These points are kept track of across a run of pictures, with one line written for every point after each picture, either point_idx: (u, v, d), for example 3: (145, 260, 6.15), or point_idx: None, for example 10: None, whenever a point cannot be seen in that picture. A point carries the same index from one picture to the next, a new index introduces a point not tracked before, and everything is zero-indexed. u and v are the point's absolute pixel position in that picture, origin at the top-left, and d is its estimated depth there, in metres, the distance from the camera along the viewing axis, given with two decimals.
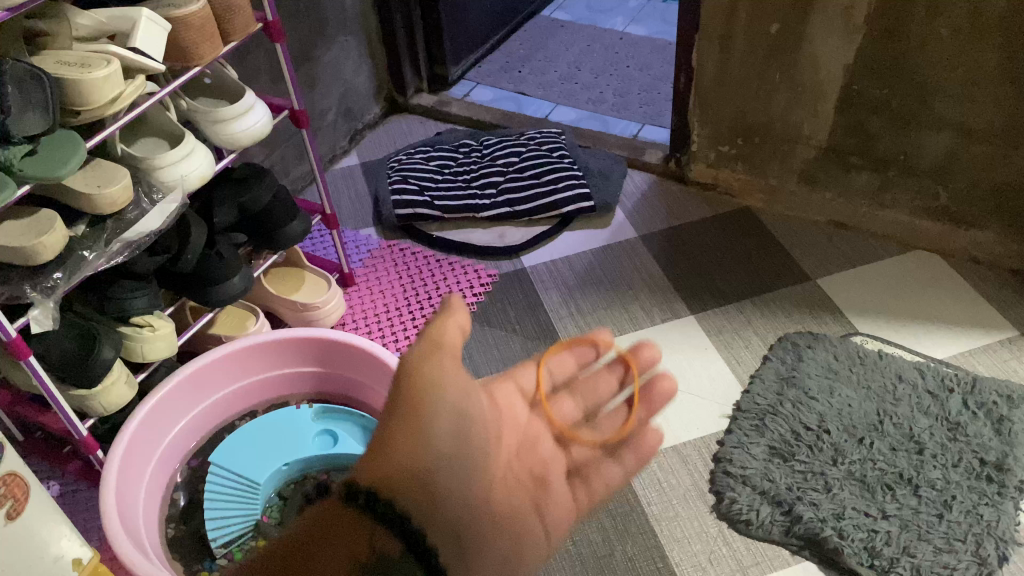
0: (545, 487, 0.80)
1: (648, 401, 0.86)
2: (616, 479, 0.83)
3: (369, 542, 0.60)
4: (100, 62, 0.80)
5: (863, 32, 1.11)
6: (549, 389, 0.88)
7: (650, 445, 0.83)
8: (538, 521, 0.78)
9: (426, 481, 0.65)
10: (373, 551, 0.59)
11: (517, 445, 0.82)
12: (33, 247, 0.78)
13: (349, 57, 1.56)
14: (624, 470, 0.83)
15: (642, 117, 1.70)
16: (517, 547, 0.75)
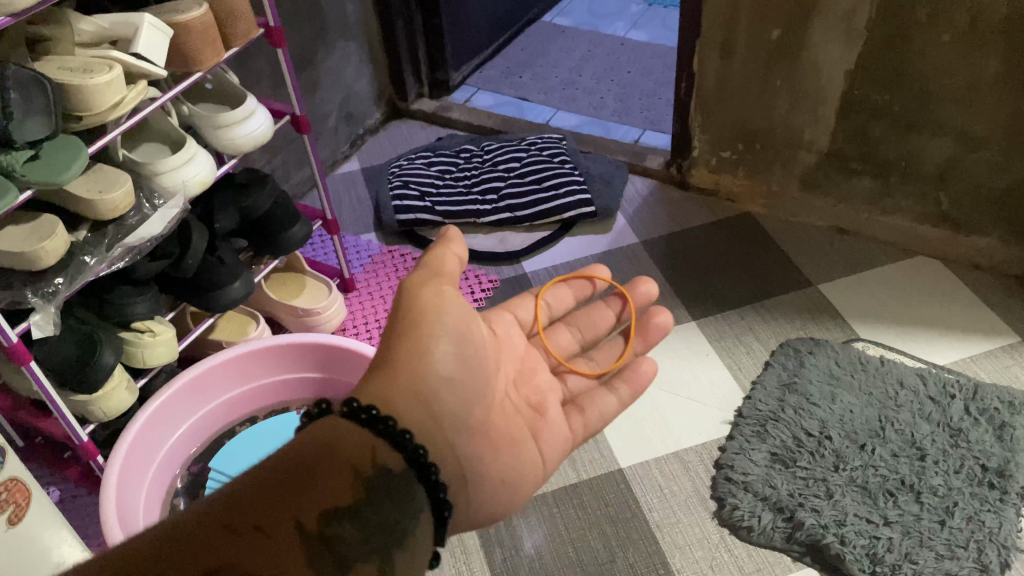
0: (544, 414, 0.80)
1: (644, 333, 0.92)
2: (613, 408, 0.83)
3: (371, 452, 0.56)
4: (102, 67, 0.80)
5: (863, 38, 1.11)
6: (549, 322, 0.94)
7: (644, 377, 0.85)
8: (537, 449, 0.76)
9: (428, 392, 0.66)
10: (376, 461, 0.55)
11: (517, 373, 0.84)
12: (34, 253, 0.78)
13: (350, 62, 1.56)
14: (620, 399, 0.83)
15: (643, 122, 1.70)
16: (515, 470, 0.72)
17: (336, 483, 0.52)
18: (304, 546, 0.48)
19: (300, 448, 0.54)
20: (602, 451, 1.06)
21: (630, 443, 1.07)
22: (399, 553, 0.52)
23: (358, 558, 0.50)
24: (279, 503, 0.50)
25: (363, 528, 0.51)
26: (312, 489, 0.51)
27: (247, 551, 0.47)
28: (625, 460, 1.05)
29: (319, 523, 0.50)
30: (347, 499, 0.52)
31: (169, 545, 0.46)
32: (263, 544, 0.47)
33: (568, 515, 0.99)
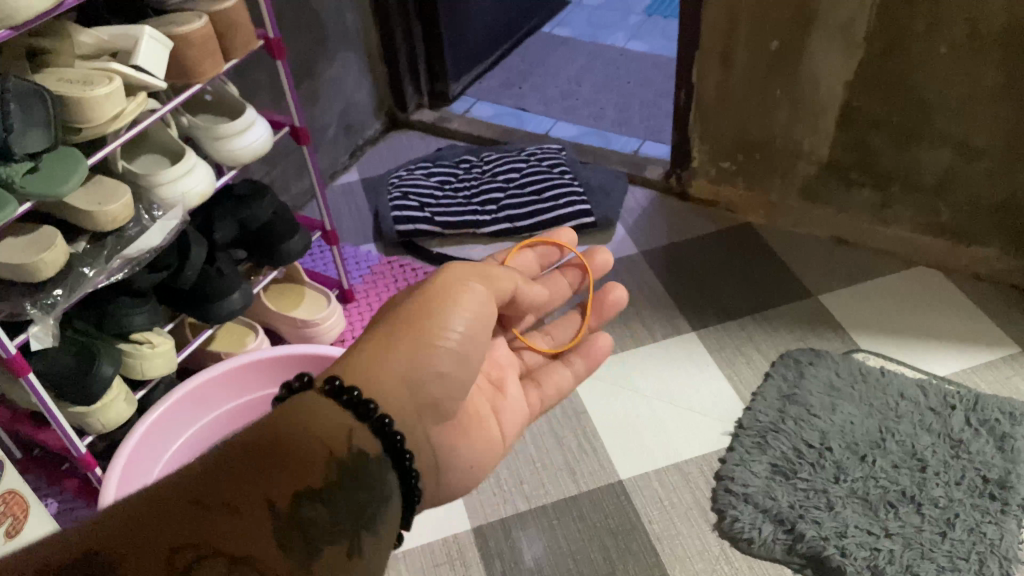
0: (503, 390, 0.75)
1: (599, 311, 0.90)
2: (567, 382, 0.82)
3: (347, 435, 0.53)
4: (102, 79, 0.80)
5: (862, 48, 1.12)
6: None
7: (599, 352, 0.84)
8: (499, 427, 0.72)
9: (421, 380, 0.60)
10: (352, 445, 0.53)
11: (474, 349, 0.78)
12: (33, 265, 0.78)
13: (350, 73, 1.56)
14: (574, 372, 0.83)
15: (643, 133, 1.70)
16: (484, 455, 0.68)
17: (311, 463, 0.50)
18: (276, 528, 0.46)
19: (275, 425, 0.51)
20: (601, 463, 1.06)
21: (629, 455, 1.06)
22: (367, 539, 0.50)
23: (327, 539, 0.48)
24: (251, 481, 0.47)
25: (333, 511, 0.49)
26: (285, 468, 0.49)
27: (219, 531, 0.45)
28: (624, 471, 1.05)
29: (292, 505, 0.47)
30: (321, 481, 0.49)
31: (138, 522, 0.44)
32: (233, 522, 0.45)
33: (567, 527, 0.99)
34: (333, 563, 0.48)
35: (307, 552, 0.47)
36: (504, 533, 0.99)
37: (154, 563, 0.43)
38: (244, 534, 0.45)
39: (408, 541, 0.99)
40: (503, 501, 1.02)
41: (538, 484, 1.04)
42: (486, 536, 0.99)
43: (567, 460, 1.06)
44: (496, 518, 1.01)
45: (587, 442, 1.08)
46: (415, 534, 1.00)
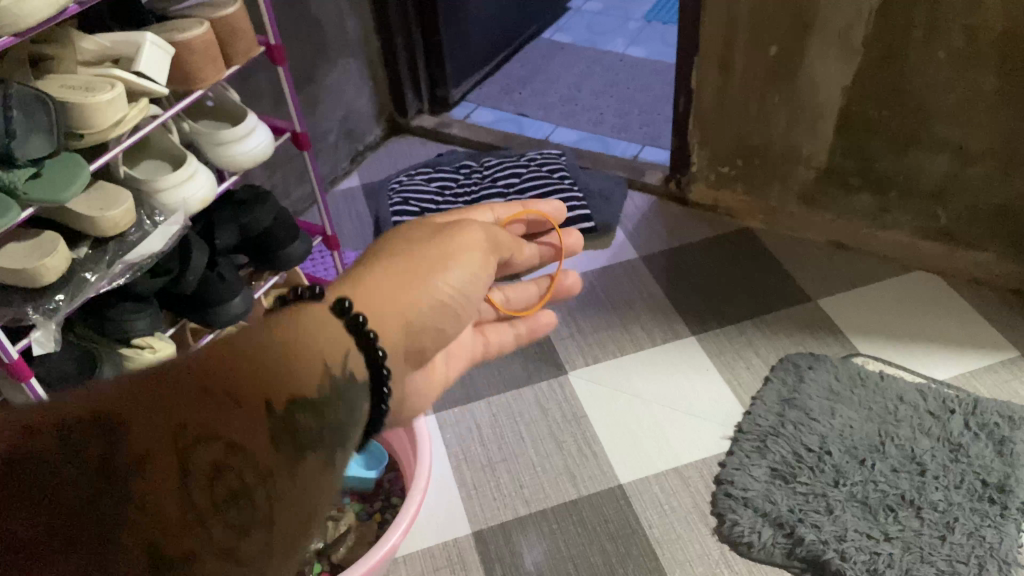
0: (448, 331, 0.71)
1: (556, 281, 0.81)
2: (508, 342, 0.76)
3: (344, 355, 0.50)
4: (104, 86, 0.81)
5: (860, 54, 1.12)
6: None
7: (546, 321, 0.77)
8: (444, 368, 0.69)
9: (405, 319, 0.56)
10: (346, 364, 0.49)
11: None
12: (35, 269, 0.78)
13: (351, 79, 1.57)
14: (516, 334, 0.76)
15: (642, 138, 1.71)
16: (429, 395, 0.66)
17: (308, 373, 0.47)
18: (269, 427, 0.43)
19: (278, 331, 0.48)
20: (601, 468, 1.06)
21: (629, 459, 1.07)
22: (343, 458, 0.46)
23: (313, 445, 0.45)
24: (253, 375, 0.44)
25: (321, 420, 0.46)
26: (283, 371, 0.45)
27: (217, 418, 0.42)
28: (624, 475, 1.05)
29: (287, 407, 0.44)
30: (313, 391, 0.46)
31: (138, 396, 0.41)
32: (231, 412, 0.42)
33: (567, 532, 0.99)
34: (313, 472, 0.44)
35: (291, 457, 0.43)
36: (504, 537, 0.99)
37: (149, 439, 0.40)
38: (240, 426, 0.42)
39: (408, 546, 0.99)
40: (503, 506, 1.03)
41: (538, 488, 1.04)
42: (486, 540, 0.99)
43: (567, 464, 1.07)
44: (496, 522, 1.01)
45: (586, 446, 1.09)
46: (415, 540, 1.00)
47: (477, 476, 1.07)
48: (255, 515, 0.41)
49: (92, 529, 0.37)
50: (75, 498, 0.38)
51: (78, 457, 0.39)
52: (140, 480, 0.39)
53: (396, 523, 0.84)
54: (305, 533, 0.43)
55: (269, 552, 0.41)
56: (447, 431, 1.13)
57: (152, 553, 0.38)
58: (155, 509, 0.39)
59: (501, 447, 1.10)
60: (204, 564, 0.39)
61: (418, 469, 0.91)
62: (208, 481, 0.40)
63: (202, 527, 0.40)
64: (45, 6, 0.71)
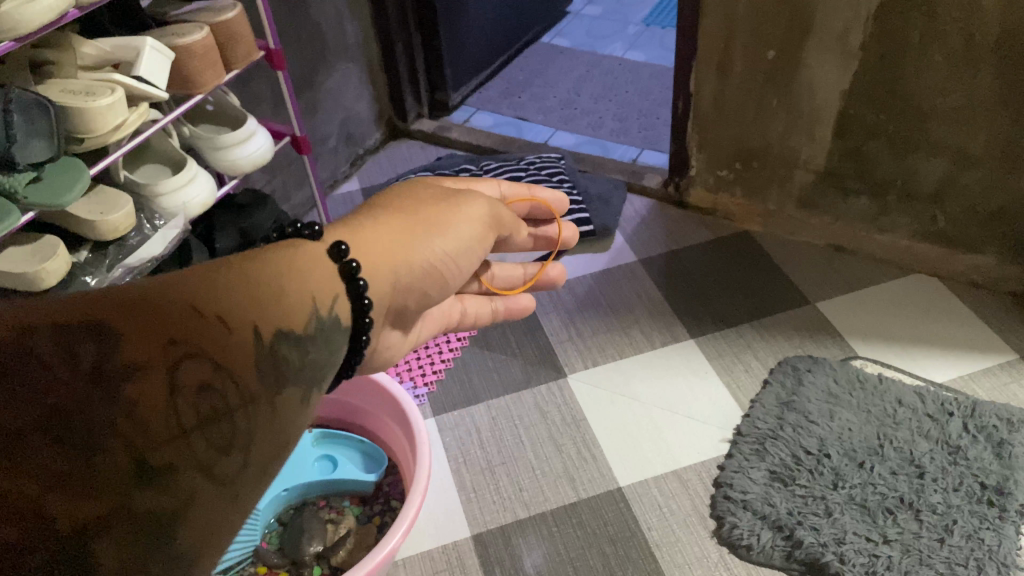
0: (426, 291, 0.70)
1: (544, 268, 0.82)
2: (484, 316, 0.75)
3: (332, 300, 0.48)
4: (104, 91, 0.81)
5: (858, 58, 1.12)
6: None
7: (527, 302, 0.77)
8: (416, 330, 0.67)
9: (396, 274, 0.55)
10: (332, 310, 0.48)
11: None
12: (36, 273, 0.78)
13: (350, 83, 1.57)
14: (494, 310, 0.76)
15: (641, 142, 1.71)
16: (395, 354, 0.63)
17: (297, 309, 0.45)
18: (255, 356, 0.41)
19: (267, 261, 0.46)
20: (601, 471, 1.06)
21: (628, 462, 1.07)
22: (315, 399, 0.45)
23: (293, 379, 0.43)
24: (246, 301, 0.41)
25: (303, 354, 0.44)
26: (272, 304, 0.43)
27: (211, 336, 0.39)
28: (624, 478, 1.05)
29: (273, 340, 0.42)
30: (299, 328, 0.45)
31: (128, 301, 0.37)
32: (224, 336, 0.39)
33: (567, 535, 0.99)
34: (291, 407, 0.43)
35: (272, 390, 0.41)
36: (504, 540, 0.99)
37: (141, 346, 0.36)
38: (229, 351, 0.39)
39: (408, 549, 0.99)
40: (502, 508, 1.03)
41: (537, 491, 1.04)
42: (486, 543, 0.99)
43: (567, 467, 1.07)
44: (496, 525, 1.01)
45: (585, 449, 1.09)
46: (414, 542, 1.00)
47: (476, 478, 1.07)
48: (235, 439, 0.38)
49: (76, 432, 0.33)
50: (60, 398, 0.34)
51: (69, 355, 0.35)
52: (131, 385, 0.35)
53: (396, 526, 0.85)
54: (274, 467, 0.41)
55: (245, 479, 0.38)
56: (445, 434, 1.13)
57: (136, 464, 0.34)
58: (143, 420, 0.35)
59: (501, 450, 1.10)
60: (184, 481, 0.36)
61: (418, 472, 0.92)
62: (196, 398, 0.37)
63: (186, 443, 0.36)
64: (45, 12, 0.72)
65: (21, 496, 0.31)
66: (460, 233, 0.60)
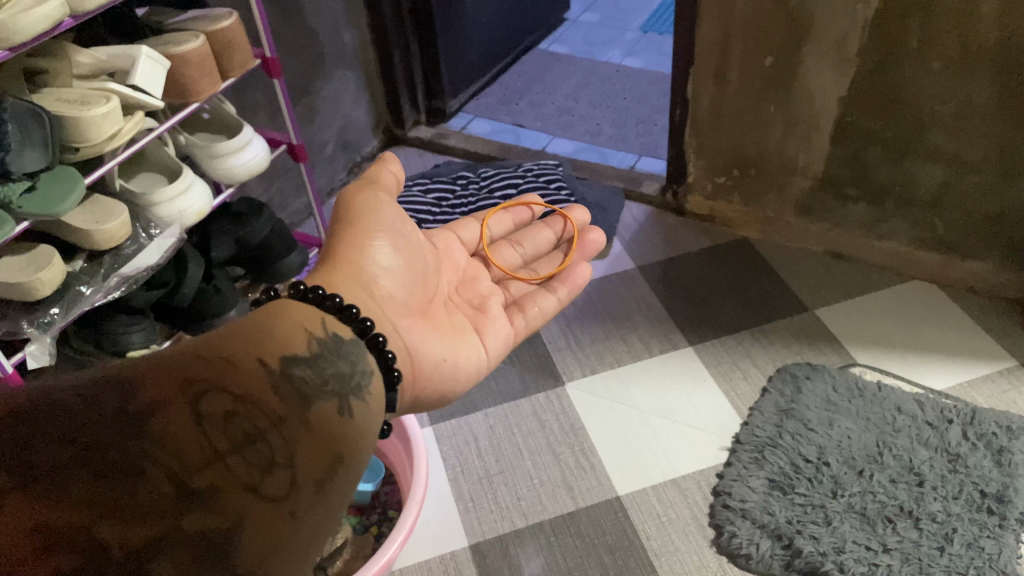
0: (487, 311, 0.81)
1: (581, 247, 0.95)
2: (552, 307, 0.85)
3: (323, 322, 0.58)
4: (99, 99, 0.81)
5: (855, 65, 1.12)
6: (493, 239, 0.95)
7: (581, 277, 0.87)
8: (480, 339, 0.77)
9: (371, 277, 0.67)
10: (328, 330, 0.58)
11: (459, 282, 0.85)
12: (30, 283, 0.78)
13: (348, 91, 1.57)
14: (560, 298, 0.85)
15: (639, 148, 1.71)
16: (455, 353, 0.73)
17: (293, 338, 0.54)
18: (271, 382, 0.50)
19: (268, 312, 0.57)
20: (600, 480, 1.05)
21: (627, 471, 1.06)
22: (355, 400, 0.54)
23: (320, 395, 0.52)
24: (248, 348, 0.52)
25: (319, 372, 0.53)
26: (271, 339, 0.53)
27: (223, 376, 0.49)
28: (623, 487, 1.04)
29: (281, 365, 0.52)
30: (305, 350, 0.54)
31: (148, 367, 0.48)
32: (233, 373, 0.50)
33: (566, 544, 0.98)
34: (323, 417, 0.51)
35: (300, 406, 0.50)
36: (502, 549, 0.99)
37: (159, 393, 0.46)
38: (244, 385, 0.49)
39: (405, 559, 0.99)
40: (501, 518, 1.02)
41: (536, 500, 1.04)
42: (483, 552, 0.99)
43: (565, 476, 1.06)
44: (494, 534, 1.00)
45: (584, 458, 1.08)
46: (412, 552, 1.00)
47: (474, 487, 1.06)
48: (274, 458, 0.48)
49: (117, 466, 0.43)
50: (99, 439, 0.43)
51: (99, 406, 0.45)
52: (158, 422, 0.45)
53: (393, 536, 0.84)
54: (330, 480, 0.50)
55: (293, 494, 0.47)
56: (443, 442, 1.13)
57: (177, 488, 0.44)
58: (177, 451, 0.45)
59: (499, 459, 1.09)
60: (227, 499, 0.45)
61: (414, 486, 0.91)
62: (222, 423, 0.47)
63: (222, 465, 0.46)
64: (41, 21, 0.71)
65: (79, 523, 0.41)
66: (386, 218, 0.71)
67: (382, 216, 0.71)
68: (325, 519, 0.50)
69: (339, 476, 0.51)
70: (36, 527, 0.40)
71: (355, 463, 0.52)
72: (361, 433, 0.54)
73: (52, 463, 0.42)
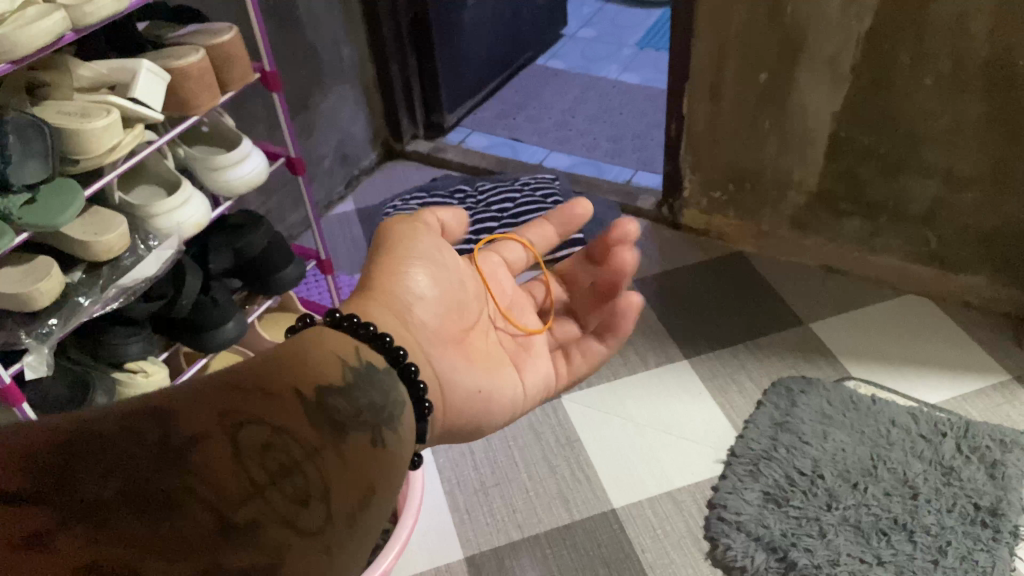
0: (530, 348, 0.81)
1: None
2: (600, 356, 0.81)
3: (356, 350, 0.54)
4: (99, 112, 0.81)
5: (849, 81, 1.13)
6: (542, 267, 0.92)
7: None
8: (518, 378, 0.77)
9: (407, 304, 0.67)
10: (361, 358, 0.53)
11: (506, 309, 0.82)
12: (28, 294, 0.78)
13: (347, 105, 1.58)
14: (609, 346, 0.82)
15: (636, 163, 1.72)
16: (489, 385, 0.72)
17: (327, 367, 0.50)
18: (304, 411, 0.45)
19: (294, 344, 0.52)
20: (594, 492, 1.06)
21: (622, 484, 1.06)
22: (388, 433, 0.49)
23: (354, 426, 0.47)
24: (283, 374, 0.47)
25: (353, 404, 0.48)
26: (306, 368, 0.49)
27: (258, 407, 0.44)
28: (618, 500, 1.05)
29: (316, 394, 0.47)
30: (338, 380, 0.49)
31: (181, 397, 0.43)
32: (270, 404, 0.44)
33: (561, 557, 0.98)
34: (360, 449, 0.46)
35: (335, 437, 0.45)
36: (497, 562, 0.99)
37: (200, 424, 0.41)
38: (282, 415, 0.44)
39: (401, 570, 0.99)
40: (497, 531, 1.02)
41: (531, 512, 1.04)
42: (478, 565, 0.99)
43: (561, 488, 1.07)
44: (489, 547, 1.00)
45: (579, 470, 1.09)
46: (408, 564, 1.00)
47: (470, 500, 1.07)
48: (311, 490, 0.42)
49: (155, 499, 0.37)
50: (135, 471, 0.38)
51: (136, 436, 0.39)
52: (197, 453, 0.40)
53: (388, 548, 0.84)
54: (364, 513, 0.43)
55: (331, 528, 0.41)
56: (439, 454, 1.13)
57: (219, 524, 0.38)
58: (214, 482, 0.39)
59: (494, 471, 1.10)
60: (270, 535, 0.39)
61: (410, 499, 0.92)
62: (262, 455, 0.41)
63: (263, 497, 0.40)
64: (44, 35, 0.72)
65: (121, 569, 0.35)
66: (433, 248, 0.71)
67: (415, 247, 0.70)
68: (359, 558, 0.43)
69: (372, 509, 0.44)
70: (77, 568, 0.34)
71: (386, 499, 0.46)
72: (397, 467, 0.48)
73: (83, 497, 0.37)
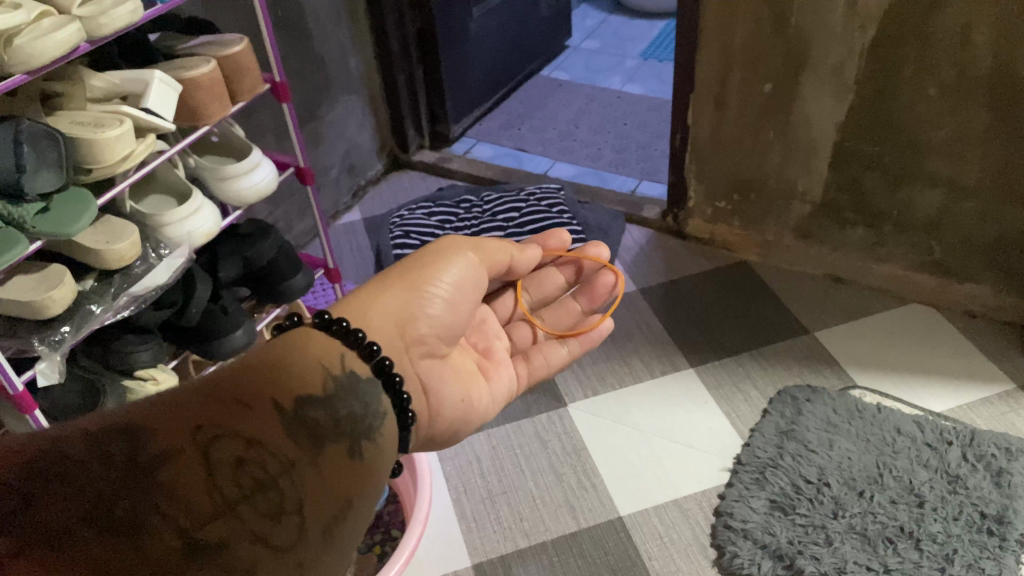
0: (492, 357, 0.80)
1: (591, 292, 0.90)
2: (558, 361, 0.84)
3: (340, 357, 0.56)
4: (113, 122, 0.82)
5: (853, 92, 1.14)
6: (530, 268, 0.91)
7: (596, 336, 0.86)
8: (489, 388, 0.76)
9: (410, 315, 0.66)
10: (345, 366, 0.55)
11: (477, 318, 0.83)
12: (41, 302, 0.79)
13: (353, 116, 1.59)
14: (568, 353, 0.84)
15: (640, 173, 1.73)
16: (474, 394, 0.72)
17: (308, 376, 0.52)
18: (283, 424, 0.48)
19: (272, 351, 0.53)
20: (601, 500, 1.06)
21: (629, 492, 1.07)
22: (366, 444, 0.52)
23: (331, 438, 0.49)
24: (262, 385, 0.49)
25: (332, 415, 0.51)
26: (286, 375, 0.51)
27: (234, 418, 0.46)
28: (624, 508, 1.05)
29: (295, 406, 0.49)
30: (319, 390, 0.51)
31: (158, 410, 0.46)
32: (244, 414, 0.47)
33: (568, 564, 0.99)
34: (334, 462, 0.49)
35: (312, 450, 0.48)
36: (504, 569, 0.99)
37: (169, 439, 0.44)
38: (256, 426, 0.47)
39: None
40: (504, 538, 1.03)
41: (538, 520, 1.04)
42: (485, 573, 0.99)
43: (567, 496, 1.07)
44: (496, 555, 1.01)
45: (586, 479, 1.09)
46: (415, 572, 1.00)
47: (476, 508, 1.07)
48: (283, 504, 0.45)
49: (121, 521, 0.40)
50: (104, 491, 0.41)
51: (104, 455, 0.42)
52: (167, 470, 0.43)
53: (396, 555, 0.85)
54: (338, 526, 0.48)
55: (302, 545, 0.45)
56: (446, 463, 1.13)
57: (186, 544, 0.41)
58: (181, 501, 0.42)
59: (501, 479, 1.10)
60: (238, 552, 0.43)
61: (418, 507, 0.92)
62: (235, 470, 0.45)
63: (234, 514, 0.43)
64: (60, 45, 0.73)
65: None
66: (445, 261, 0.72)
67: (458, 260, 0.72)
68: (330, 567, 0.47)
69: (342, 522, 0.48)
70: None
71: (360, 506, 0.50)
72: (372, 479, 0.51)
73: (51, 518, 0.40)
